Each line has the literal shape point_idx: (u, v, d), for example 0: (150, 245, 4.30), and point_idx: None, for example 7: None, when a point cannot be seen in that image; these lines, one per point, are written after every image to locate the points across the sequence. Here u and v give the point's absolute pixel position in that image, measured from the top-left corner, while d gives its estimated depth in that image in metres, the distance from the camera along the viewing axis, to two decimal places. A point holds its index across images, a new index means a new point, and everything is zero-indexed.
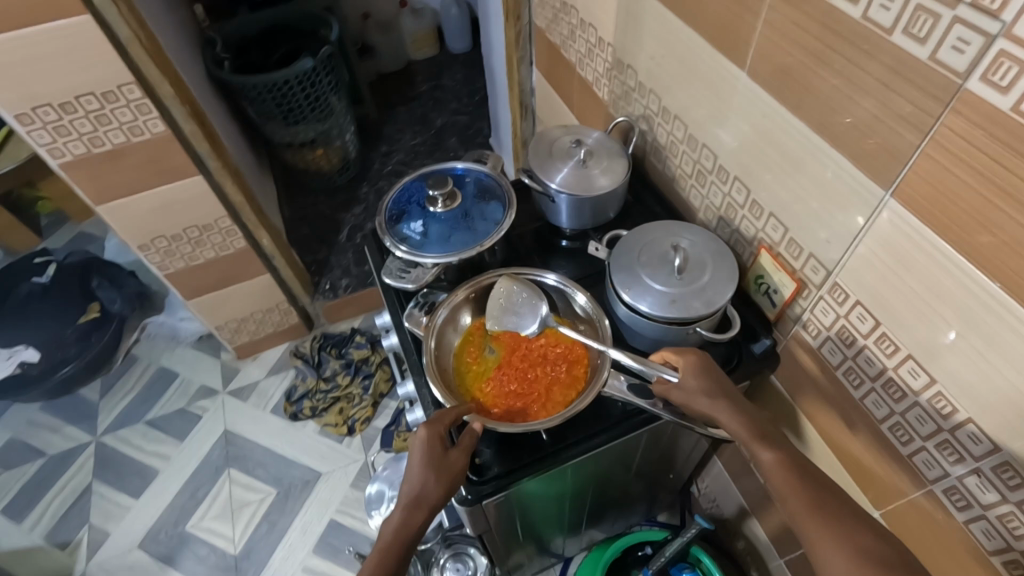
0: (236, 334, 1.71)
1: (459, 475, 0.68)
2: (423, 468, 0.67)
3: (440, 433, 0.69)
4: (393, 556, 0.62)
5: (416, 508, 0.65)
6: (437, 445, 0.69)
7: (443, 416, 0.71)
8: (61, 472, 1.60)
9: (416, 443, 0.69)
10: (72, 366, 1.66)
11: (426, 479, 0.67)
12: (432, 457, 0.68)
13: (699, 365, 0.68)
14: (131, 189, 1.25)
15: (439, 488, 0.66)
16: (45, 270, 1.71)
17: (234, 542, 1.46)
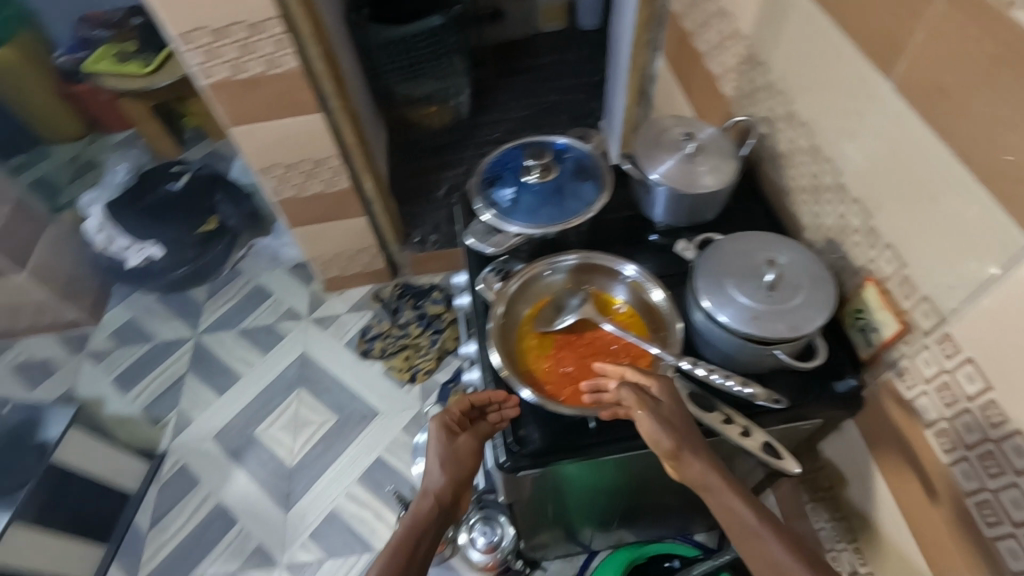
0: (327, 268, 1.83)
1: (471, 465, 0.72)
2: (438, 459, 0.71)
3: (452, 425, 0.73)
4: (411, 537, 0.62)
5: (428, 497, 0.67)
6: (451, 436, 0.73)
7: (453, 408, 0.74)
8: (164, 357, 1.80)
9: (433, 438, 0.72)
10: (187, 268, 1.84)
11: (441, 470, 0.69)
12: (453, 450, 0.71)
13: (665, 394, 0.67)
14: (260, 117, 1.35)
15: (455, 478, 0.69)
16: (179, 179, 1.92)
17: (292, 455, 1.59)
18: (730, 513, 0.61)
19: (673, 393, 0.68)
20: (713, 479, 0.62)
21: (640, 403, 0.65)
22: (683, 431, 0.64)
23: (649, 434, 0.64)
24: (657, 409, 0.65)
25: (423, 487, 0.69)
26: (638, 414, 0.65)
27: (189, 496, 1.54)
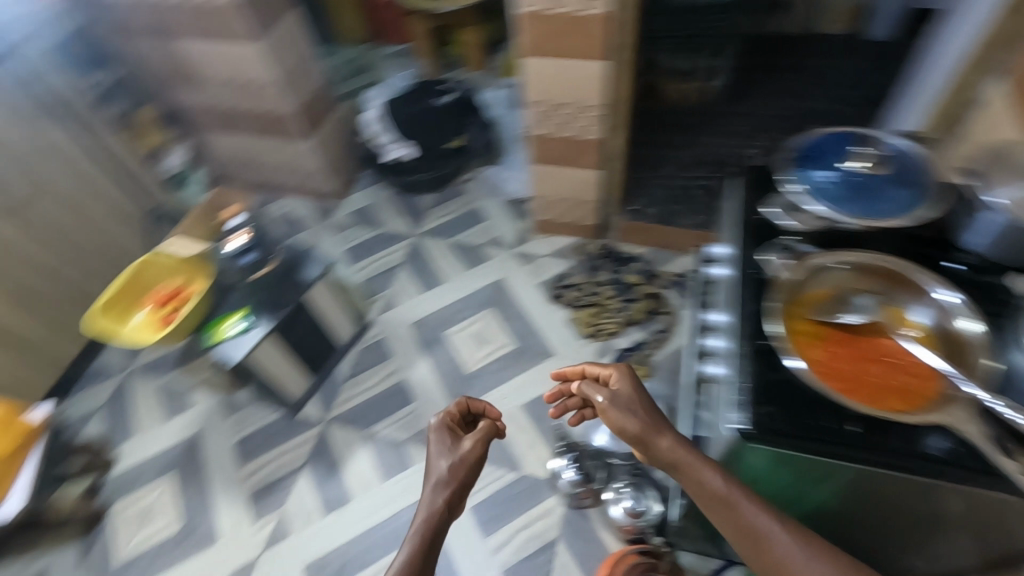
0: (545, 210, 1.92)
1: (469, 461, 1.00)
2: (439, 459, 1.00)
3: (447, 432, 1.05)
4: (428, 525, 0.90)
5: (437, 491, 0.95)
6: (445, 440, 1.03)
7: (445, 420, 1.08)
8: (387, 245, 2.05)
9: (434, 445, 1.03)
10: (426, 175, 2.07)
11: (440, 467, 0.98)
12: (441, 447, 1.02)
13: (620, 377, 1.02)
14: (552, 53, 1.43)
15: (451, 470, 0.97)
16: (441, 95, 2.12)
17: (470, 363, 1.73)
18: (702, 485, 0.84)
19: (622, 378, 1.01)
20: (679, 456, 0.87)
21: (599, 393, 0.99)
22: (641, 412, 0.94)
23: (624, 425, 0.93)
24: (621, 381, 1.01)
25: (426, 492, 0.95)
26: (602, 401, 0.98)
27: (381, 365, 1.76)
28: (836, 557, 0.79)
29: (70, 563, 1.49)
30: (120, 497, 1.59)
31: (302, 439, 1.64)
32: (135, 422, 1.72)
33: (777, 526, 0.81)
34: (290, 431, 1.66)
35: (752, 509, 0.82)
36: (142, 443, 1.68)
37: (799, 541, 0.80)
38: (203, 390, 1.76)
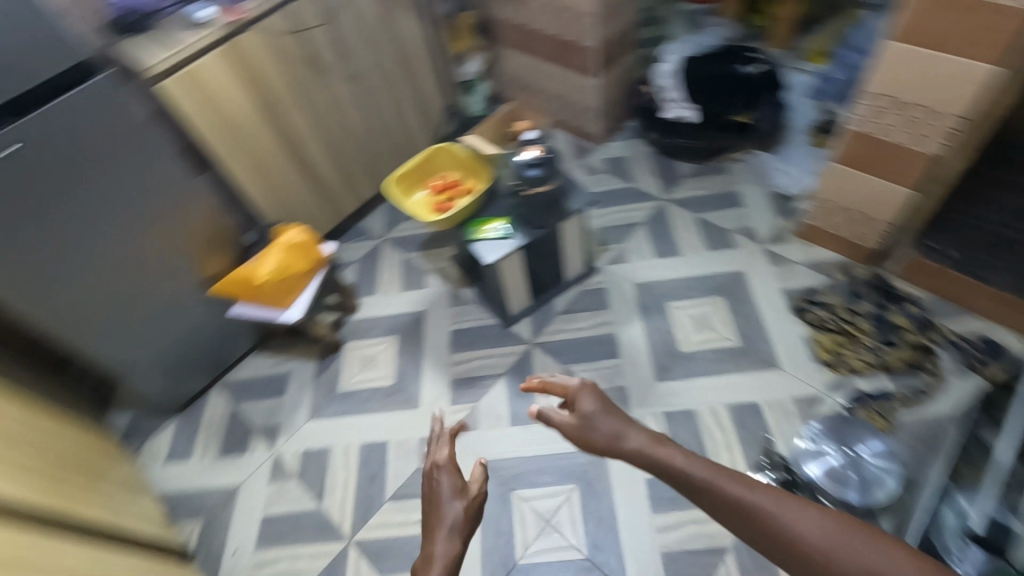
0: (819, 216, 1.73)
1: (476, 504, 1.05)
2: (449, 499, 1.03)
3: (447, 470, 1.07)
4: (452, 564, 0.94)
5: (454, 535, 0.98)
6: (454, 486, 1.04)
7: (439, 456, 1.09)
8: (632, 201, 2.02)
9: (439, 489, 1.04)
10: (696, 142, 1.98)
11: (451, 510, 1.01)
12: (435, 479, 1.06)
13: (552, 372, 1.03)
14: (929, 42, 1.23)
15: (461, 512, 1.01)
16: (749, 64, 1.98)
17: (685, 343, 1.67)
18: (639, 456, 0.86)
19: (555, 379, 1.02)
20: (604, 425, 0.91)
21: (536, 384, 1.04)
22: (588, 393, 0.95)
23: (586, 429, 0.91)
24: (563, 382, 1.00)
25: (438, 537, 0.98)
26: (577, 416, 0.93)
27: (597, 312, 1.78)
28: (778, 504, 0.76)
29: (308, 375, 1.79)
30: (354, 339, 1.85)
31: (509, 350, 1.74)
32: (379, 283, 1.97)
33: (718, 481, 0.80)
34: (499, 340, 1.77)
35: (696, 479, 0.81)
36: (380, 302, 1.92)
37: (723, 476, 0.79)
38: (437, 276, 1.95)
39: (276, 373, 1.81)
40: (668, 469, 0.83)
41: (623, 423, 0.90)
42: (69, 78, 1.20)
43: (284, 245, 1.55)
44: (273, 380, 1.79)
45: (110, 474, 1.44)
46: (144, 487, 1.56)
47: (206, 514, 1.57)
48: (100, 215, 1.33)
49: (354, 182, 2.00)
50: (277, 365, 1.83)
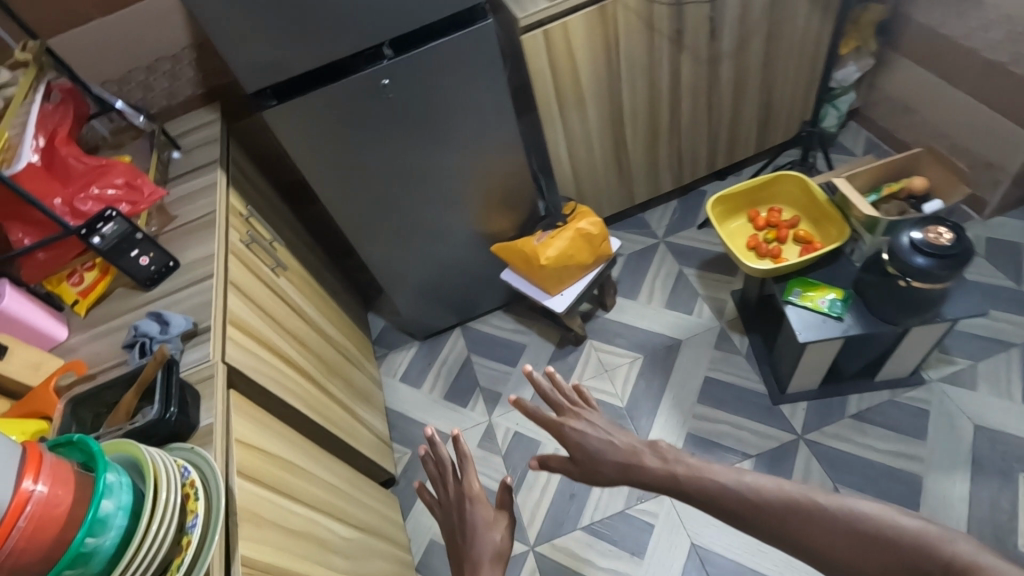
0: None
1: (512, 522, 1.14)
2: (482, 523, 1.12)
3: (468, 493, 1.16)
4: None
5: (498, 559, 1.08)
6: (480, 510, 1.13)
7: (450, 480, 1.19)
8: (1013, 311, 1.47)
9: (474, 519, 1.12)
10: None
11: (487, 535, 1.10)
12: (459, 507, 1.15)
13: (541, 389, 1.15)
14: None
15: (501, 537, 1.10)
16: None
17: None
18: (643, 469, 0.98)
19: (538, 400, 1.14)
20: (592, 439, 1.05)
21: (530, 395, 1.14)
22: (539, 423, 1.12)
23: (600, 456, 1.03)
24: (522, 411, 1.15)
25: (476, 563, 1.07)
26: (578, 453, 1.06)
27: (905, 439, 1.37)
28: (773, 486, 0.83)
29: (543, 357, 1.73)
30: (598, 339, 1.72)
31: (770, 434, 1.45)
32: (643, 289, 1.78)
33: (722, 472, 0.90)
34: (762, 415, 1.48)
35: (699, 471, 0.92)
36: (638, 311, 1.74)
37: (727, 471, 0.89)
38: (709, 307, 1.69)
39: (515, 340, 1.79)
40: (662, 476, 0.95)
41: (632, 449, 1.01)
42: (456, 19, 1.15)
43: (577, 231, 1.43)
44: (509, 347, 1.77)
45: (358, 381, 1.58)
46: (378, 400, 1.69)
47: (416, 446, 1.65)
48: (431, 156, 1.34)
49: (657, 172, 1.80)
50: (518, 333, 1.80)
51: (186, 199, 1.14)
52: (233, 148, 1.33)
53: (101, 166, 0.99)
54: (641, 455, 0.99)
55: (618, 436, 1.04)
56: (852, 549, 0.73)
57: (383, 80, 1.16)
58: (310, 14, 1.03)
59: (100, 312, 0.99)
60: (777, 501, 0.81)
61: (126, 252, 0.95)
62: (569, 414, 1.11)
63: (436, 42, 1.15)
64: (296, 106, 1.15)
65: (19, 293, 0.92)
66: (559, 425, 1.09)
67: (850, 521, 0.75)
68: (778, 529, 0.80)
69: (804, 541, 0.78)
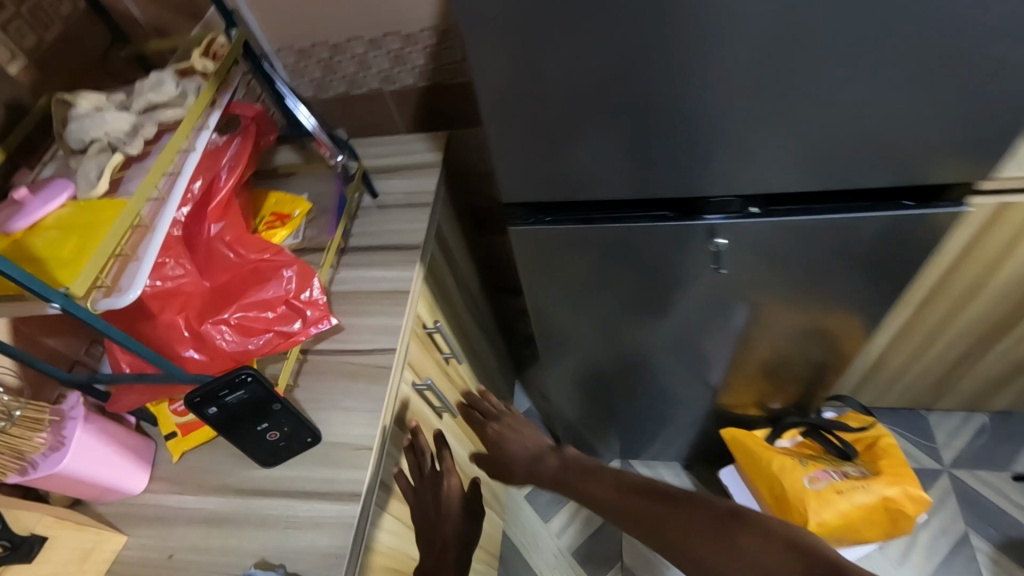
0: None
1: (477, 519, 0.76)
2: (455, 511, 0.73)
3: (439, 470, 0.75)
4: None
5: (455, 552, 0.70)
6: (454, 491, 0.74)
7: (416, 451, 0.76)
8: None
9: (447, 504, 0.73)
10: None
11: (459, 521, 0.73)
12: (431, 486, 0.74)
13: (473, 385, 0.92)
14: None
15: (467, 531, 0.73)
16: None
17: None
18: (541, 467, 0.79)
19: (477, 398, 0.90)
20: (535, 446, 0.82)
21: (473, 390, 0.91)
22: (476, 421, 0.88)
23: (510, 456, 0.82)
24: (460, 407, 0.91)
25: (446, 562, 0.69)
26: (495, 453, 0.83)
27: None
28: (667, 496, 0.67)
29: None
30: None
31: None
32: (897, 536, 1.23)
33: (609, 482, 0.73)
34: None
35: (610, 483, 0.73)
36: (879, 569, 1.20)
37: (626, 486, 0.71)
38: None
39: None
40: (556, 475, 0.78)
41: (538, 447, 0.81)
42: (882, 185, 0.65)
43: (881, 500, 0.92)
44: None
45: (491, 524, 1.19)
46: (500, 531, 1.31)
47: None
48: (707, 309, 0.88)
49: (993, 389, 1.19)
50: None
51: (360, 299, 0.77)
52: (442, 205, 0.94)
53: (260, 264, 0.64)
54: (545, 456, 0.80)
55: (530, 433, 0.84)
56: (719, 548, 0.59)
57: (717, 241, 0.73)
58: (660, 115, 0.59)
59: (198, 463, 0.67)
60: (625, 486, 0.71)
61: (250, 427, 0.60)
62: (492, 416, 0.87)
63: (820, 216, 0.69)
64: (559, 236, 0.76)
65: (93, 431, 0.60)
66: (482, 425, 0.86)
67: (761, 559, 0.56)
68: (657, 537, 0.64)
69: (687, 556, 0.61)
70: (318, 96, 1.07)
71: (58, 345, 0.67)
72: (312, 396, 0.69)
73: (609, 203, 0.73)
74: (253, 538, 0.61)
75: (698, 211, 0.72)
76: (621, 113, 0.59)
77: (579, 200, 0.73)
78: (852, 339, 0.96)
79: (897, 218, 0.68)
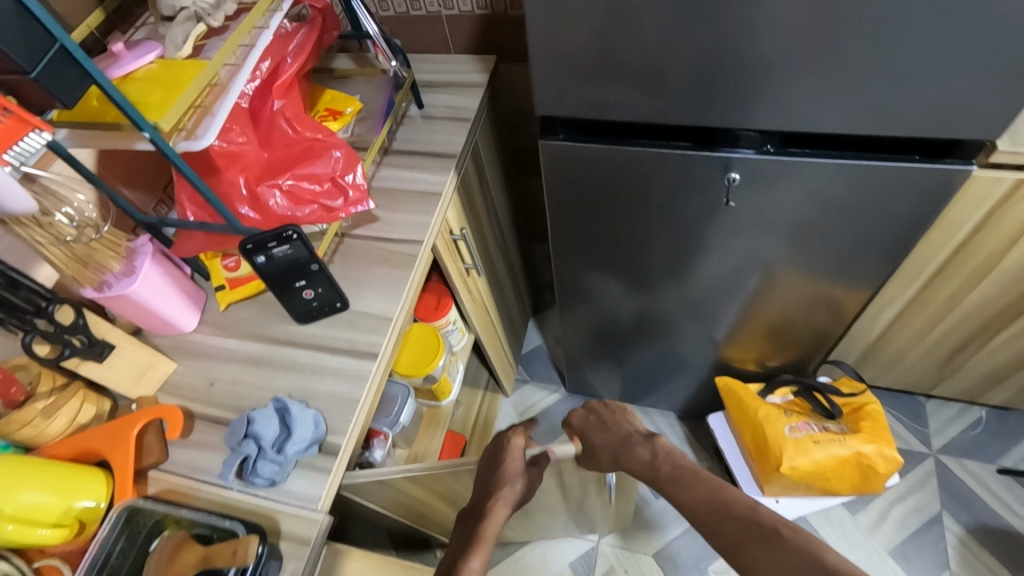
0: None
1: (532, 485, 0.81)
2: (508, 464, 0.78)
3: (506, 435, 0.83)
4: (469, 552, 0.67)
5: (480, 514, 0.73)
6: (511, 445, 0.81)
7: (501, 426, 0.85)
8: None
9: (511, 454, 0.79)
10: None
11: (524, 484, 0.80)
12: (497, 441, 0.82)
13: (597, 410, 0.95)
14: None
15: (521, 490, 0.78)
16: None
17: None
18: (636, 458, 0.82)
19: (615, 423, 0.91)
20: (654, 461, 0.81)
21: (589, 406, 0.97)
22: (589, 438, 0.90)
23: (600, 445, 0.87)
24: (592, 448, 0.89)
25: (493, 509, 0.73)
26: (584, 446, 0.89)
27: None
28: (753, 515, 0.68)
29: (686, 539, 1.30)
30: None
31: None
32: (871, 509, 1.28)
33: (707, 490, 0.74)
34: None
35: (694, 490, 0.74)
36: (847, 534, 1.26)
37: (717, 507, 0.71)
38: None
39: None
40: (646, 467, 0.81)
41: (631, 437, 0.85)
42: (891, 137, 0.70)
43: (856, 456, 0.97)
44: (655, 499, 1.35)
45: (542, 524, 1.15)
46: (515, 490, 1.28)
47: None
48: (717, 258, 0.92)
49: (992, 381, 1.22)
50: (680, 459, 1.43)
51: (398, 197, 0.84)
52: (483, 127, 1.00)
53: (313, 142, 0.71)
54: (636, 445, 0.84)
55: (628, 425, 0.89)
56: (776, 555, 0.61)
57: (729, 176, 0.77)
58: (687, 44, 0.64)
59: (241, 314, 0.76)
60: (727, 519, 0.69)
61: (292, 282, 0.69)
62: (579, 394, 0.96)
63: (833, 160, 0.73)
64: (586, 157, 0.81)
65: (158, 269, 0.69)
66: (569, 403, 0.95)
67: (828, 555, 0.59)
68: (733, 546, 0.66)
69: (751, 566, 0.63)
70: (380, 16, 1.13)
71: (132, 197, 0.76)
72: (346, 272, 0.78)
73: (636, 131, 0.78)
74: (282, 380, 0.70)
75: (716, 144, 0.76)
76: (653, 38, 0.65)
77: (608, 123, 0.78)
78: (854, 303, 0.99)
79: (902, 167, 0.72)
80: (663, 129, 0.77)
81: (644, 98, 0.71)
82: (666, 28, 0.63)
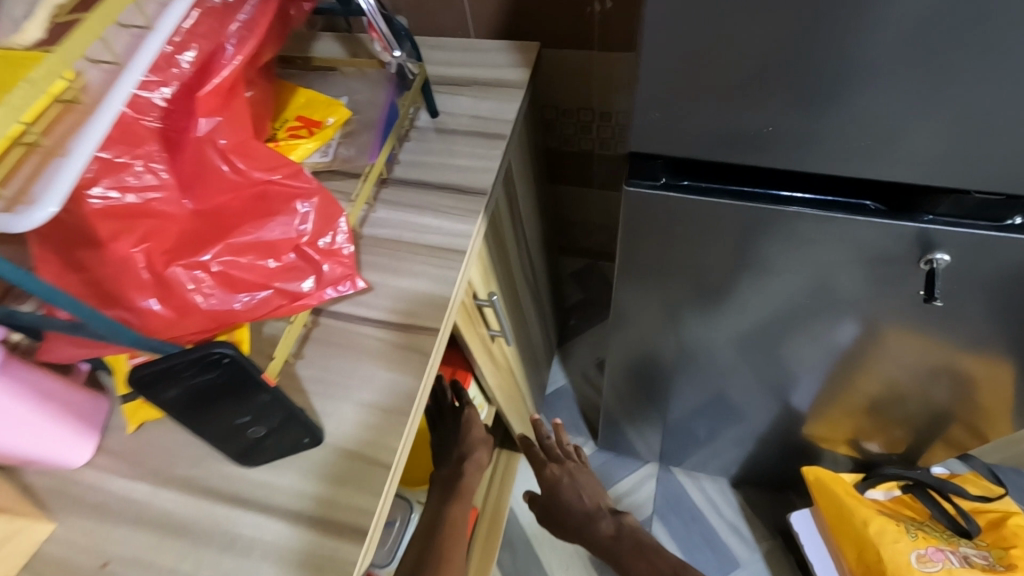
0: None
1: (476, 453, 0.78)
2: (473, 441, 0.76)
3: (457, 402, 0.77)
4: None
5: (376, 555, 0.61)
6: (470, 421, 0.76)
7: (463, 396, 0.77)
8: None
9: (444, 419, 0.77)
10: None
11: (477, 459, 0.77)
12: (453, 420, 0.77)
13: (565, 475, 0.88)
14: None
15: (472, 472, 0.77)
16: None
17: None
18: (594, 525, 0.86)
19: (579, 479, 0.88)
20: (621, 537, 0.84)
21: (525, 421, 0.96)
22: (549, 493, 0.89)
23: (563, 505, 0.87)
24: None
25: None
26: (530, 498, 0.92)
27: None
28: None
29: None
30: None
31: None
32: None
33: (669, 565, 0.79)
34: None
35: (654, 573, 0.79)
36: None
37: None
38: None
39: (725, 543, 1.16)
40: (612, 536, 0.84)
41: (596, 507, 0.86)
42: None
43: None
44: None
45: None
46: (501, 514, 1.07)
47: None
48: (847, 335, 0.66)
49: None
50: (733, 535, 1.17)
51: (401, 251, 0.57)
52: (518, 139, 0.72)
53: (267, 189, 0.45)
54: (600, 519, 0.85)
55: (595, 489, 0.88)
56: None
57: (936, 257, 0.51)
58: (933, 46, 0.37)
59: (158, 441, 0.50)
60: None
61: (229, 418, 0.43)
62: (555, 458, 0.89)
63: None
64: (691, 210, 0.53)
65: (18, 391, 0.43)
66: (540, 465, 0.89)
67: None
68: None
69: None
70: None
71: None
72: (321, 376, 0.51)
73: (775, 176, 0.51)
74: (214, 565, 0.44)
75: (902, 208, 0.50)
76: (869, 30, 0.37)
77: (735, 165, 0.51)
78: (1003, 412, 0.74)
79: None
80: (814, 174, 0.50)
81: (815, 124, 0.43)
82: (905, 15, 0.36)
